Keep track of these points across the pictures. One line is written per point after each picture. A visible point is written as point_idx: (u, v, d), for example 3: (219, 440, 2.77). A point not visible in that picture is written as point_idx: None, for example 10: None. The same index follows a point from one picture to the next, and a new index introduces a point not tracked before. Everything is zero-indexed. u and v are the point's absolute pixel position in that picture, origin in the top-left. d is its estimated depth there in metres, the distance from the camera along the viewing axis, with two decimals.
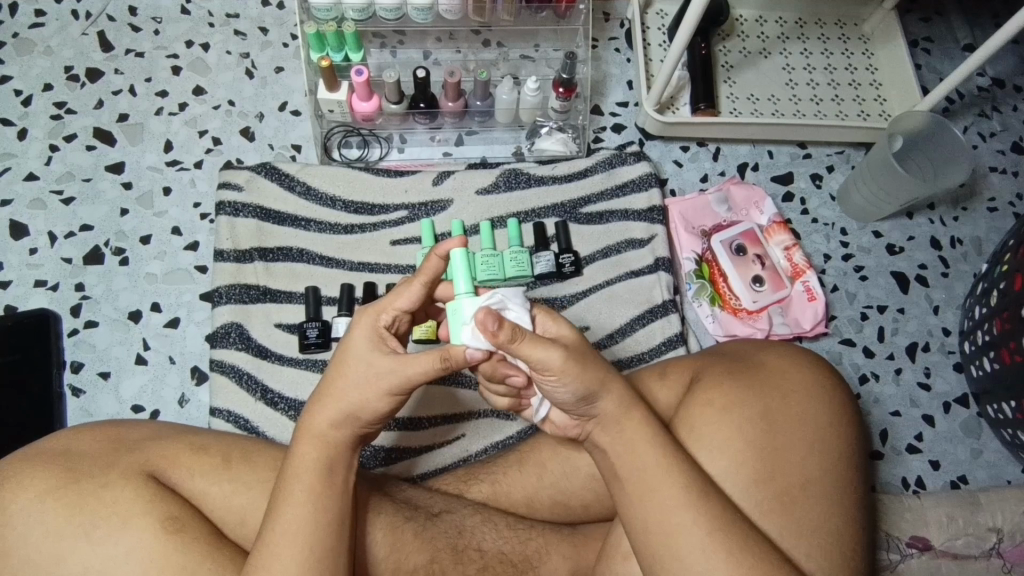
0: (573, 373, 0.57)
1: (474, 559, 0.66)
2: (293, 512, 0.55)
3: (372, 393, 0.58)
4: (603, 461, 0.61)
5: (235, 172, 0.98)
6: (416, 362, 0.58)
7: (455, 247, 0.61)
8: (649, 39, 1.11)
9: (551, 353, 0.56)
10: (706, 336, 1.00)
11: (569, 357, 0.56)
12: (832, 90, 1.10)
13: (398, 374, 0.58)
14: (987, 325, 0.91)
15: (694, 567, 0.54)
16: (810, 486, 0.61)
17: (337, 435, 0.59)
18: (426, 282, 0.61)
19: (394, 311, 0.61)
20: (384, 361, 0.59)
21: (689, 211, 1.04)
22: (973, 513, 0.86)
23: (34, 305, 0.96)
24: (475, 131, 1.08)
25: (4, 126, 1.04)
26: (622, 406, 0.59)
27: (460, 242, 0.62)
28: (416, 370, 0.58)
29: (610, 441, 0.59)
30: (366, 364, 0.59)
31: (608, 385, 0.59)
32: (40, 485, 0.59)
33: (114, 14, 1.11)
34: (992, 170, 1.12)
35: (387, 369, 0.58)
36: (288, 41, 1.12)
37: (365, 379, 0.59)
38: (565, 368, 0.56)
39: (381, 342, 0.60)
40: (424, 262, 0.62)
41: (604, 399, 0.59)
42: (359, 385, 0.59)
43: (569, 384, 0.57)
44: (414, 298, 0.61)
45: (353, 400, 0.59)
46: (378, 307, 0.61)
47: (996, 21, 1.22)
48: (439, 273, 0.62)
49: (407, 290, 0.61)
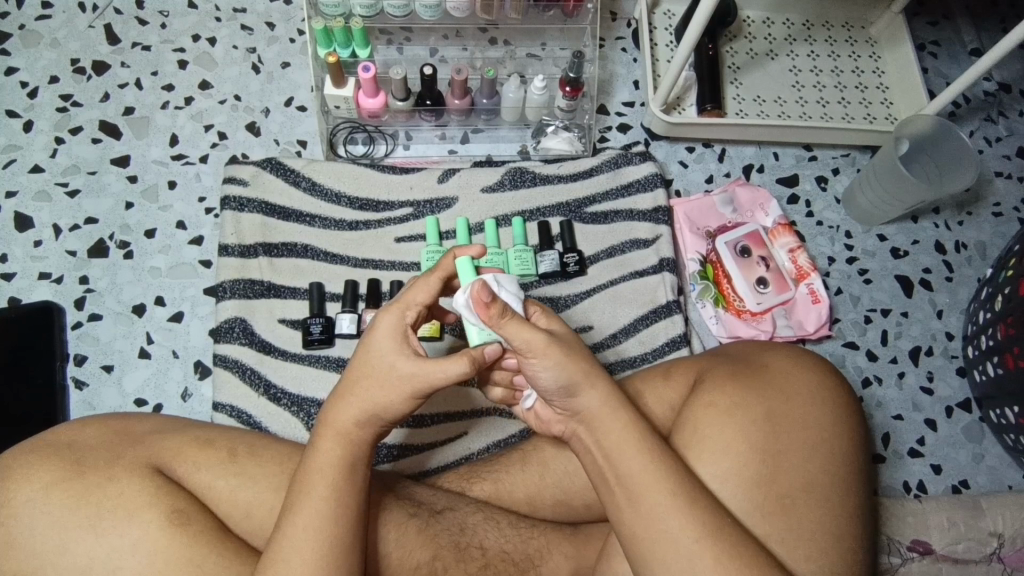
0: (552, 360, 0.58)
1: (477, 557, 0.66)
2: (314, 507, 0.55)
3: (396, 395, 0.58)
4: (590, 465, 0.60)
5: (241, 166, 0.98)
6: (441, 365, 0.58)
7: (471, 253, 0.63)
8: (656, 39, 1.11)
9: (533, 335, 0.58)
10: (709, 336, 1.00)
11: (552, 342, 0.58)
12: (838, 92, 1.10)
13: (421, 378, 0.58)
14: (991, 330, 0.91)
15: (685, 571, 0.54)
16: (809, 489, 0.61)
17: (361, 435, 0.59)
18: (440, 277, 0.63)
19: (416, 308, 0.62)
20: (409, 363, 0.58)
21: (694, 212, 1.04)
22: (973, 518, 0.86)
23: (38, 297, 0.96)
24: (481, 129, 1.08)
25: (10, 118, 1.04)
26: (607, 405, 0.59)
27: (476, 248, 0.64)
28: (439, 374, 0.58)
29: (595, 441, 0.59)
30: (391, 367, 0.59)
31: (591, 382, 0.59)
32: (46, 476, 0.59)
33: (121, 7, 1.11)
34: (998, 175, 1.12)
35: (412, 372, 0.58)
36: (294, 36, 1.12)
37: (388, 380, 0.59)
38: (548, 350, 0.58)
39: (405, 342, 0.60)
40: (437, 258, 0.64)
41: (590, 394, 0.59)
42: (384, 385, 0.59)
43: (558, 373, 0.58)
44: (432, 293, 0.62)
45: (378, 400, 0.59)
46: (401, 304, 0.62)
47: (1004, 25, 1.21)
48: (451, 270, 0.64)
49: (421, 286, 0.62)
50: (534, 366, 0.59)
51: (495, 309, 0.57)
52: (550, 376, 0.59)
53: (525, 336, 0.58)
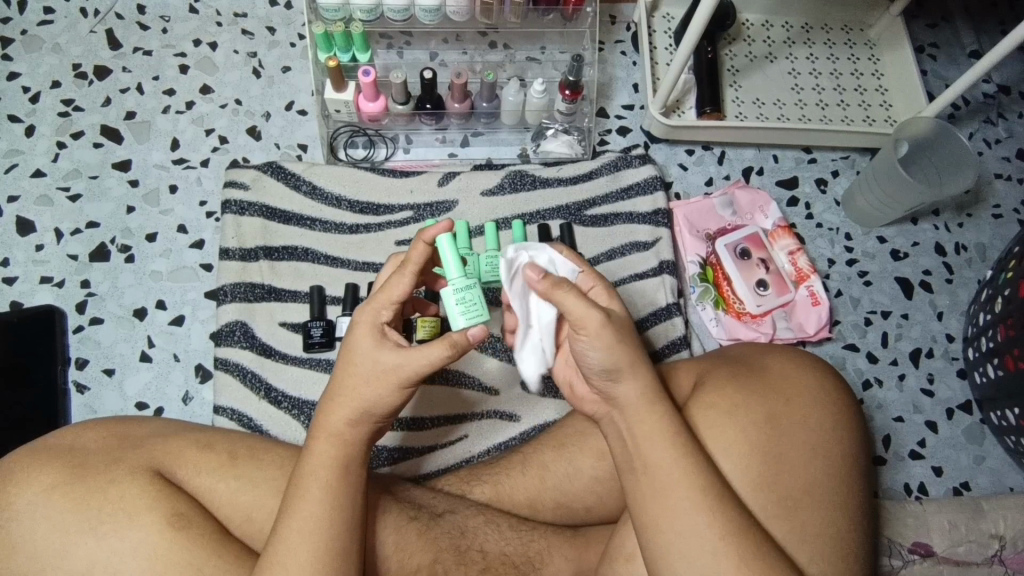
0: (607, 344, 0.58)
1: (477, 559, 0.66)
2: (310, 510, 0.55)
3: (384, 389, 0.59)
4: (619, 451, 0.60)
5: (242, 170, 0.99)
6: (423, 352, 0.58)
7: (442, 233, 0.61)
8: (655, 42, 1.11)
9: (587, 312, 0.58)
10: (710, 338, 1.00)
11: (608, 325, 0.58)
12: (837, 95, 1.11)
13: (405, 369, 0.59)
14: (991, 332, 0.91)
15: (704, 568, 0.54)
16: (814, 490, 0.61)
17: (354, 434, 0.59)
18: (415, 271, 0.61)
19: (388, 304, 0.61)
20: (390, 355, 0.59)
21: (693, 214, 1.04)
22: (975, 519, 0.86)
23: (40, 301, 0.96)
24: (481, 132, 1.08)
25: (12, 123, 1.04)
26: (646, 395, 0.59)
27: (445, 225, 0.62)
28: (422, 362, 0.58)
29: (629, 428, 0.59)
30: (374, 361, 0.59)
31: (635, 370, 0.59)
32: (47, 479, 0.59)
33: (123, 12, 1.12)
34: (997, 177, 1.12)
35: (394, 363, 0.59)
36: (295, 41, 1.12)
37: (375, 376, 0.59)
38: (599, 332, 0.58)
39: (383, 338, 0.60)
40: (410, 250, 0.62)
41: (631, 381, 0.59)
42: (369, 380, 0.59)
43: (611, 354, 0.59)
44: (405, 288, 0.61)
45: (368, 397, 0.59)
46: (372, 302, 0.61)
47: (1003, 27, 1.22)
48: (425, 261, 0.62)
49: (397, 281, 0.61)
50: (584, 344, 0.59)
51: (550, 283, 0.59)
52: (595, 358, 0.59)
53: (583, 311, 0.58)
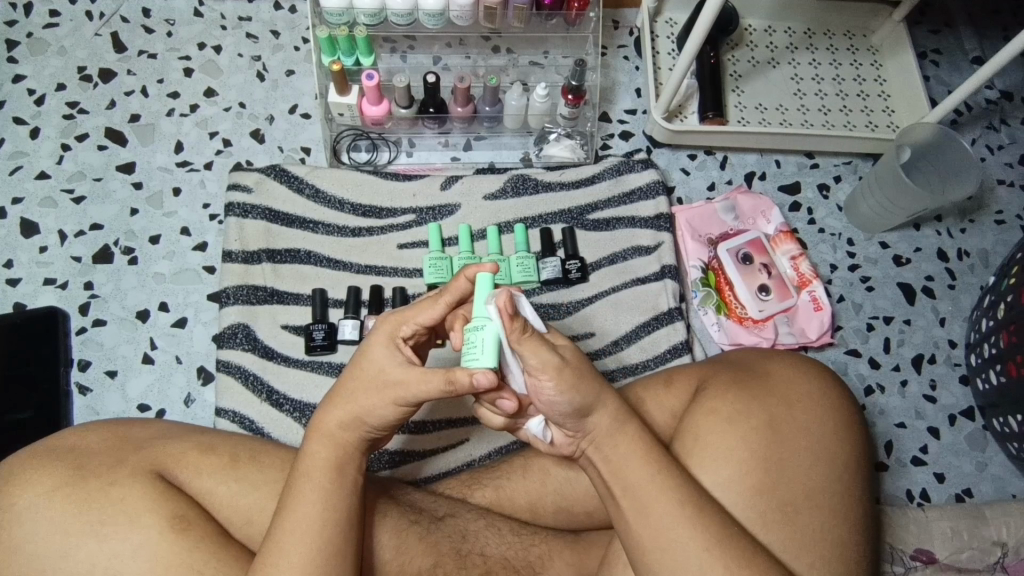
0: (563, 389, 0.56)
1: (478, 564, 0.66)
2: (302, 510, 0.55)
3: (380, 399, 0.58)
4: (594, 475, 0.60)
5: (245, 173, 0.99)
6: (424, 378, 0.57)
7: (484, 271, 0.60)
8: (659, 47, 1.12)
9: (548, 356, 0.55)
10: (711, 344, 1.00)
11: (565, 366, 0.56)
12: (840, 100, 1.11)
13: (405, 386, 0.58)
14: (994, 338, 0.91)
15: None
16: (808, 497, 0.61)
17: (345, 437, 0.59)
18: (449, 301, 0.61)
19: (413, 323, 0.61)
20: (393, 367, 0.59)
21: (695, 219, 1.04)
22: (977, 527, 0.86)
23: (43, 302, 0.97)
24: (484, 136, 1.08)
25: (17, 125, 1.05)
26: (618, 421, 0.58)
27: (489, 266, 0.60)
28: (418, 385, 0.57)
29: (605, 458, 0.58)
30: (381, 371, 0.59)
31: (602, 399, 0.58)
32: (49, 481, 0.59)
33: (128, 15, 1.12)
34: (1000, 183, 1.12)
35: (396, 379, 0.58)
36: (299, 44, 1.13)
37: (376, 384, 0.59)
38: (561, 376, 0.56)
39: (398, 351, 0.60)
40: (451, 282, 0.62)
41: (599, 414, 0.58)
42: (369, 390, 0.59)
43: (574, 400, 0.56)
44: (435, 315, 0.61)
45: (363, 403, 0.59)
46: (398, 316, 0.61)
47: (1006, 34, 1.21)
48: (463, 296, 0.62)
49: (429, 308, 0.61)
50: (545, 389, 0.56)
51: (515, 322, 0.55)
52: (564, 404, 0.56)
53: (539, 356, 0.55)
